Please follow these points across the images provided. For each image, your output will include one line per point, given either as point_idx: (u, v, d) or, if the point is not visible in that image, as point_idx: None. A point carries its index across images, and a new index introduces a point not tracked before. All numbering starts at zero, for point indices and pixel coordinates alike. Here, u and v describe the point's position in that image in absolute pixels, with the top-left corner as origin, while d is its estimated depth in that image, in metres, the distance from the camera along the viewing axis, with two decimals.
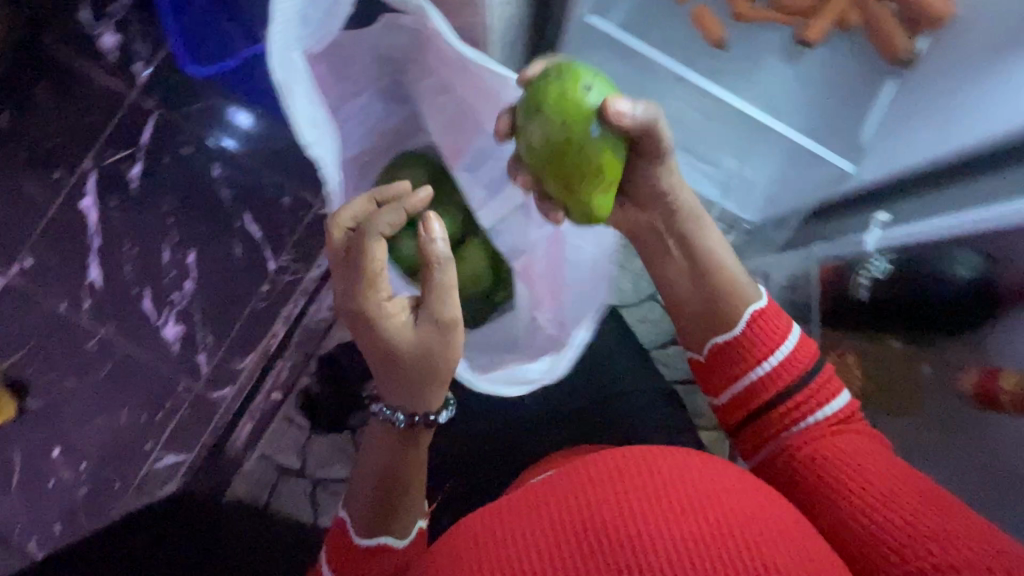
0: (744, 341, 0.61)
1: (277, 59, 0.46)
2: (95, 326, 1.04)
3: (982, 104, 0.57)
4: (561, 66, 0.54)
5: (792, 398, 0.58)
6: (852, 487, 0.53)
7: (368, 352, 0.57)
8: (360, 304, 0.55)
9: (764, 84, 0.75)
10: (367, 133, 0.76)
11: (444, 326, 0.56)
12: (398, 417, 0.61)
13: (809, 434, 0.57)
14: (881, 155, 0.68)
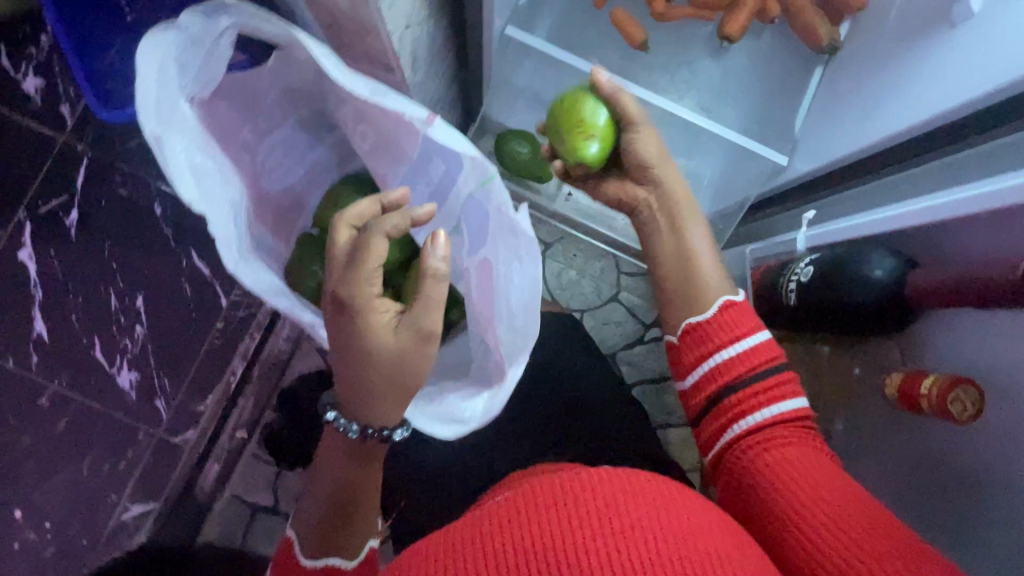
0: (711, 324, 0.61)
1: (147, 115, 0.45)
2: (46, 381, 1.00)
3: (904, 89, 0.56)
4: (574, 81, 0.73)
5: (751, 388, 0.57)
6: (793, 493, 0.50)
7: (344, 347, 0.55)
8: (351, 288, 0.53)
9: (694, 81, 0.74)
10: (296, 165, 0.74)
11: (423, 338, 0.54)
12: (351, 428, 0.58)
13: (761, 424, 0.56)
14: (813, 146, 0.67)
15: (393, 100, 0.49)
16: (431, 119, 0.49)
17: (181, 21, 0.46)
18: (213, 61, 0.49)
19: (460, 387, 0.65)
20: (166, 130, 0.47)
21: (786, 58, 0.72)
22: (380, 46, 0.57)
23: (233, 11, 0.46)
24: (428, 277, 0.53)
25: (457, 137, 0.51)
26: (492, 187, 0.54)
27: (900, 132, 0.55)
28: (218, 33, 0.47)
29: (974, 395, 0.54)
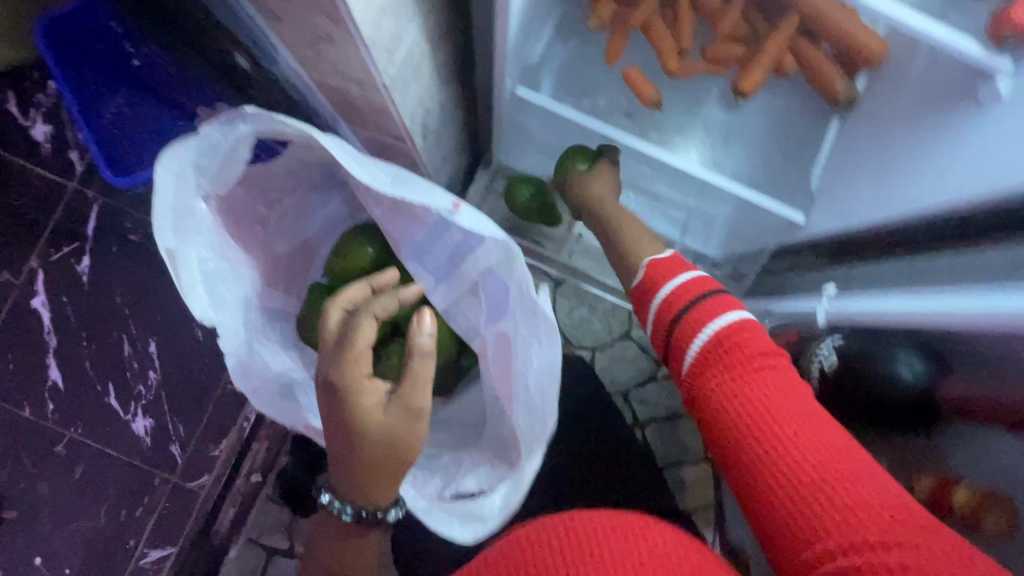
0: (648, 275, 0.60)
1: (165, 226, 0.46)
2: (62, 429, 1.01)
3: (913, 166, 0.54)
4: None
5: (693, 307, 0.54)
6: (757, 419, 0.45)
7: (334, 430, 0.52)
8: (339, 372, 0.50)
9: (702, 133, 0.73)
10: (307, 225, 0.74)
11: (415, 418, 0.51)
12: (345, 510, 0.54)
13: (710, 338, 0.51)
14: (827, 207, 0.66)
15: (416, 196, 0.48)
16: (456, 208, 0.49)
17: (201, 131, 0.45)
18: (231, 163, 0.49)
19: (476, 463, 0.64)
20: (180, 241, 0.47)
21: (802, 110, 0.71)
22: (390, 123, 0.56)
23: (249, 118, 0.45)
24: (418, 356, 0.51)
25: (481, 222, 0.50)
26: (515, 266, 0.56)
27: (902, 213, 0.53)
28: (236, 140, 0.47)
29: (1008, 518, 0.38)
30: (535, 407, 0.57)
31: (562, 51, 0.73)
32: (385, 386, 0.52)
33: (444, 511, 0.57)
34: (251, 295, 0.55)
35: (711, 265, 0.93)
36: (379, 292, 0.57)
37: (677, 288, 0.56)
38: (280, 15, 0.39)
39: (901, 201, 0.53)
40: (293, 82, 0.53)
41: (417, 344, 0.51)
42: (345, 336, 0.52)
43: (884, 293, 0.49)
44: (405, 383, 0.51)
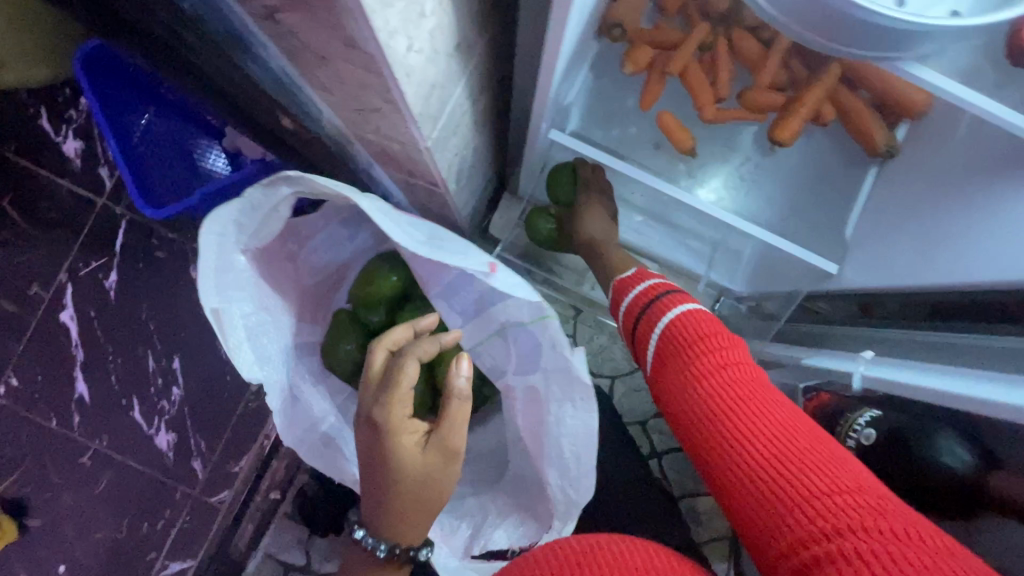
0: (622, 287, 0.68)
1: (209, 289, 0.46)
2: (87, 441, 1.02)
3: (959, 232, 0.53)
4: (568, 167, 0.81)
5: (654, 308, 0.61)
6: (720, 402, 0.49)
7: (371, 467, 0.52)
8: (381, 413, 0.51)
9: (734, 173, 0.72)
10: (335, 257, 0.74)
11: (451, 459, 0.52)
12: (379, 547, 0.54)
13: (667, 330, 0.57)
14: (862, 258, 0.65)
15: (453, 259, 0.47)
16: (493, 271, 0.49)
17: (246, 192, 0.46)
18: (271, 220, 0.49)
19: (503, 512, 0.63)
20: (224, 301, 0.48)
21: (836, 156, 0.70)
22: (425, 172, 0.56)
23: (293, 182, 0.45)
24: (456, 400, 0.51)
25: (518, 282, 0.51)
26: (548, 324, 0.57)
27: (948, 281, 0.52)
28: (278, 201, 0.47)
29: None
30: (567, 469, 0.58)
31: (595, 91, 0.73)
32: (424, 428, 0.52)
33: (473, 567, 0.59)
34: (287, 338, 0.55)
35: (734, 298, 0.95)
36: (420, 334, 0.57)
37: (639, 294, 0.64)
38: (331, 88, 0.40)
39: (947, 267, 0.52)
40: (333, 135, 0.53)
41: (457, 388, 0.51)
42: (388, 376, 0.52)
43: (924, 368, 0.48)
44: (444, 425, 0.52)
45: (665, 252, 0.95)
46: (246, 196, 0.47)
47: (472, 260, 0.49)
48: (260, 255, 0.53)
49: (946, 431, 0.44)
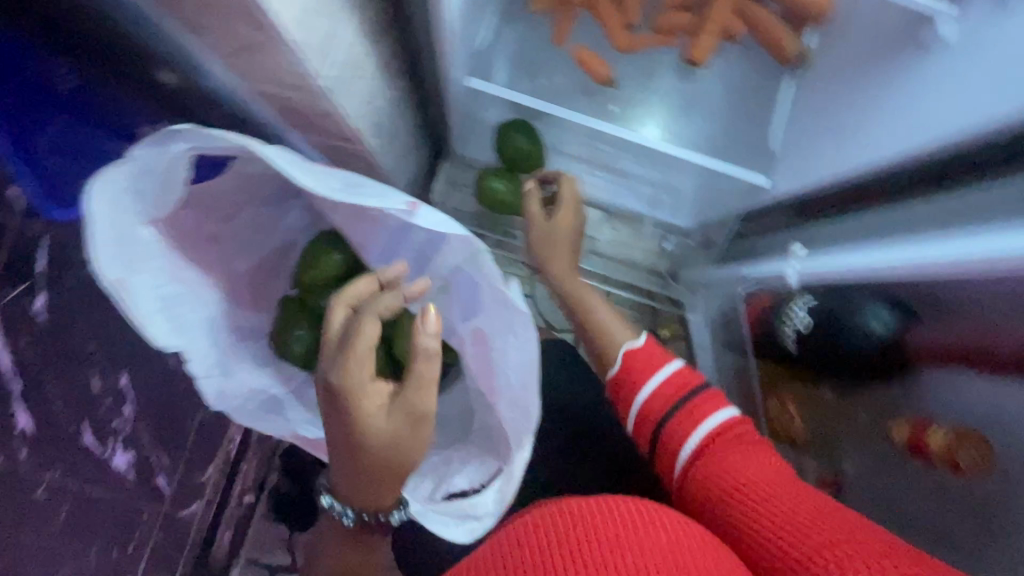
0: (622, 377, 0.58)
1: (109, 260, 0.44)
2: (36, 476, 0.81)
3: (869, 120, 0.54)
4: (512, 122, 0.79)
5: (681, 412, 0.53)
6: (739, 493, 0.45)
7: (337, 436, 0.48)
8: (337, 375, 0.45)
9: (658, 104, 0.74)
10: (263, 240, 0.70)
11: (417, 420, 0.47)
12: (346, 513, 0.53)
13: (703, 445, 0.50)
14: (790, 169, 0.66)
15: (371, 200, 0.46)
16: (414, 208, 0.47)
17: (129, 153, 0.42)
18: (170, 183, 0.47)
19: (465, 461, 0.62)
20: (128, 269, 0.46)
21: (752, 75, 0.72)
22: (334, 128, 0.53)
23: (184, 136, 0.41)
24: (421, 359, 0.46)
25: (444, 219, 0.48)
26: (482, 262, 0.53)
27: (859, 170, 0.53)
28: (175, 162, 0.45)
29: (987, 448, 0.39)
30: (518, 400, 0.52)
31: (507, 36, 0.73)
32: (387, 389, 0.47)
33: (434, 510, 0.49)
34: (206, 290, 0.53)
35: (680, 235, 0.95)
36: (383, 286, 0.52)
37: (658, 390, 0.55)
38: (204, 27, 0.37)
39: (858, 155, 0.54)
40: (231, 92, 0.49)
41: (421, 347, 0.45)
42: (345, 341, 0.46)
43: (853, 250, 0.49)
44: (408, 387, 0.46)
45: (609, 196, 0.94)
46: (131, 157, 0.43)
47: (391, 202, 0.46)
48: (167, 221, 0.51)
49: (873, 300, 0.46)
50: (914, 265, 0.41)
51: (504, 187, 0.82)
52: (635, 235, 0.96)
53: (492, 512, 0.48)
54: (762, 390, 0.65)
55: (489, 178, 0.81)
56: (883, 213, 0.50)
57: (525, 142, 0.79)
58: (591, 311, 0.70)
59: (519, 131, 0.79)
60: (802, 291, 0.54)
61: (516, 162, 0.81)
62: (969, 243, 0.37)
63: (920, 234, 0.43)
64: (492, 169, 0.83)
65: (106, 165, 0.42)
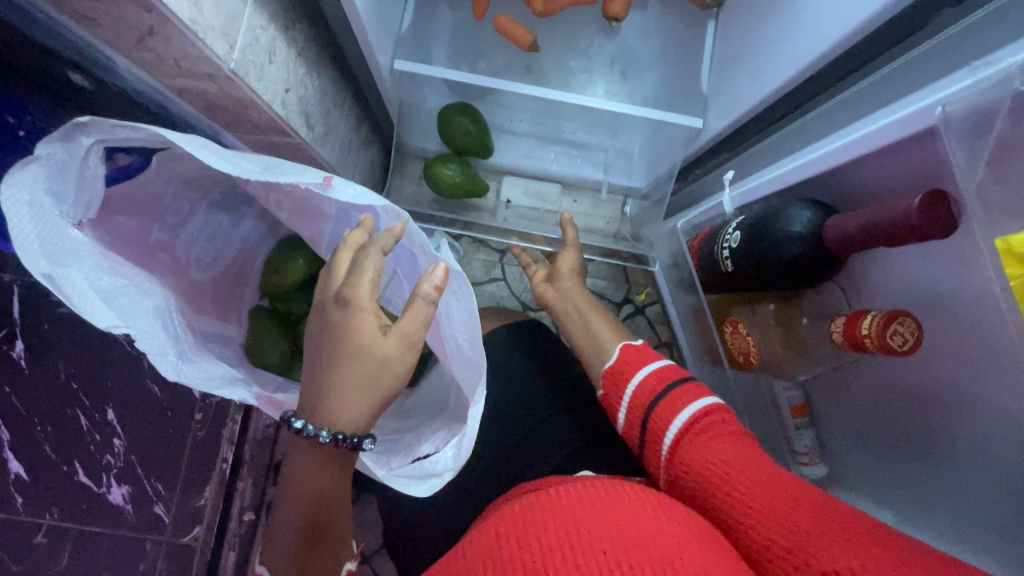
0: (615, 369, 0.59)
1: (36, 255, 0.42)
2: (40, 518, 0.93)
3: (784, 41, 0.56)
4: (451, 106, 0.80)
5: (670, 391, 0.53)
6: (725, 485, 0.45)
7: (326, 348, 0.47)
8: (349, 288, 0.47)
9: (591, 65, 0.77)
10: (222, 247, 0.70)
11: (411, 349, 0.48)
12: (321, 433, 0.47)
13: (693, 419, 0.51)
14: (721, 102, 0.68)
15: (284, 176, 0.47)
16: (329, 182, 0.48)
17: (44, 152, 0.43)
18: (90, 182, 0.46)
19: (435, 430, 0.60)
20: (60, 266, 0.43)
21: (674, 24, 0.76)
22: (264, 117, 0.54)
23: (90, 129, 0.43)
24: (422, 299, 0.47)
25: (362, 191, 0.49)
26: (411, 232, 0.54)
27: (782, 85, 0.56)
28: (84, 155, 0.44)
29: (916, 326, 0.40)
30: (468, 356, 0.53)
31: (428, 19, 0.75)
32: (386, 317, 0.48)
33: (397, 474, 0.51)
34: (149, 296, 0.50)
35: (640, 197, 0.93)
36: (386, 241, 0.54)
37: (652, 373, 0.56)
38: (95, 19, 0.40)
39: (784, 69, 0.55)
40: (161, 92, 0.52)
41: (423, 292, 0.48)
42: (356, 262, 0.48)
43: (785, 161, 0.51)
44: (410, 316, 0.47)
45: (561, 167, 0.93)
46: (43, 156, 0.43)
47: (314, 176, 0.48)
48: (97, 228, 0.50)
49: (793, 203, 0.48)
50: (854, 151, 0.43)
51: (456, 170, 0.83)
52: (596, 204, 0.95)
53: (453, 466, 0.51)
54: (717, 319, 0.67)
55: (439, 163, 0.82)
56: (817, 123, 0.52)
57: (472, 126, 0.79)
58: (592, 320, 0.68)
59: (461, 113, 0.79)
60: (736, 216, 0.55)
61: (465, 145, 0.82)
62: (890, 115, 0.40)
63: (852, 125, 0.45)
64: (441, 155, 0.84)
65: (16, 164, 0.42)
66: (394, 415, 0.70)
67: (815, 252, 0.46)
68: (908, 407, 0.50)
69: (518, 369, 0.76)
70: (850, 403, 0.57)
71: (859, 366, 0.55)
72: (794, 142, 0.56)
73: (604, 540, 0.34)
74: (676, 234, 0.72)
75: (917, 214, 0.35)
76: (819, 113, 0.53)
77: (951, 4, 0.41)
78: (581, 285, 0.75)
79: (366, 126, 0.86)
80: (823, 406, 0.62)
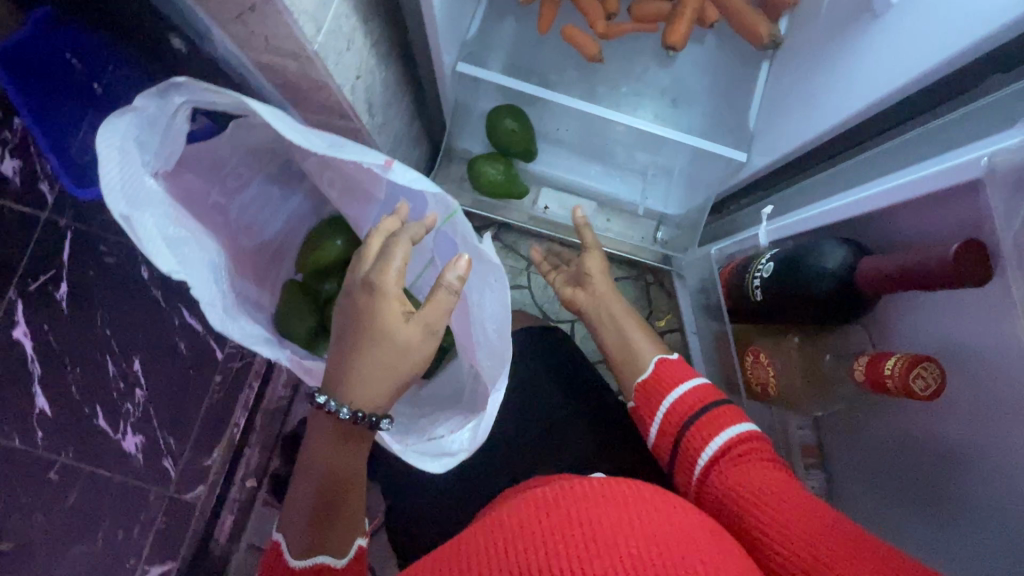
0: (653, 379, 0.61)
1: (118, 194, 0.46)
2: (56, 455, 0.96)
3: (836, 87, 0.58)
4: (500, 107, 0.83)
5: (706, 415, 0.55)
6: (752, 502, 0.47)
7: (352, 330, 0.49)
8: (376, 274, 0.49)
9: (644, 90, 0.80)
10: (270, 219, 0.74)
11: (432, 336, 0.50)
12: (342, 410, 0.49)
13: (733, 441, 0.53)
14: (766, 141, 0.70)
15: (348, 155, 0.49)
16: (389, 165, 0.50)
17: (137, 104, 0.47)
18: (172, 135, 0.50)
19: (450, 417, 0.62)
20: (135, 207, 0.47)
21: (727, 61, 0.79)
22: (332, 100, 0.58)
23: (183, 89, 0.46)
24: (444, 289, 0.49)
25: (417, 178, 0.51)
26: (456, 222, 0.56)
27: (826, 130, 0.58)
28: (173, 112, 0.48)
29: (938, 372, 0.41)
30: (494, 348, 0.56)
31: (493, 29, 0.79)
32: (410, 304, 0.50)
33: (412, 449, 0.53)
34: (208, 246, 0.54)
35: (674, 225, 0.94)
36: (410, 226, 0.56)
37: (692, 389, 0.58)
38: None
39: (834, 113, 0.57)
40: (242, 65, 0.56)
41: (446, 281, 0.50)
42: (385, 249, 0.50)
43: (824, 202, 0.52)
44: (430, 305, 0.49)
45: (600, 186, 0.95)
46: (137, 108, 0.47)
47: (375, 159, 0.50)
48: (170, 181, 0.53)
49: (829, 242, 0.49)
50: (895, 199, 0.44)
51: (500, 170, 0.86)
52: (632, 222, 0.96)
53: (467, 447, 0.53)
54: (739, 346, 0.68)
55: (486, 161, 0.85)
56: (862, 170, 0.54)
57: (517, 126, 0.82)
58: (630, 335, 0.69)
59: (509, 116, 0.82)
60: (770, 249, 0.57)
61: (511, 147, 0.85)
62: (936, 165, 0.42)
63: (902, 171, 0.46)
64: (487, 154, 0.87)
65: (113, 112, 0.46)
66: (408, 402, 0.71)
67: (848, 289, 0.47)
68: (919, 461, 0.51)
69: (535, 371, 0.77)
70: (862, 447, 0.59)
71: (875, 411, 0.56)
72: (837, 185, 0.57)
73: (618, 529, 0.36)
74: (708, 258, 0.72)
75: (949, 268, 0.36)
76: (864, 161, 0.54)
77: (1008, 69, 0.43)
78: (614, 293, 0.74)
79: (418, 123, 0.90)
80: (837, 453, 0.63)
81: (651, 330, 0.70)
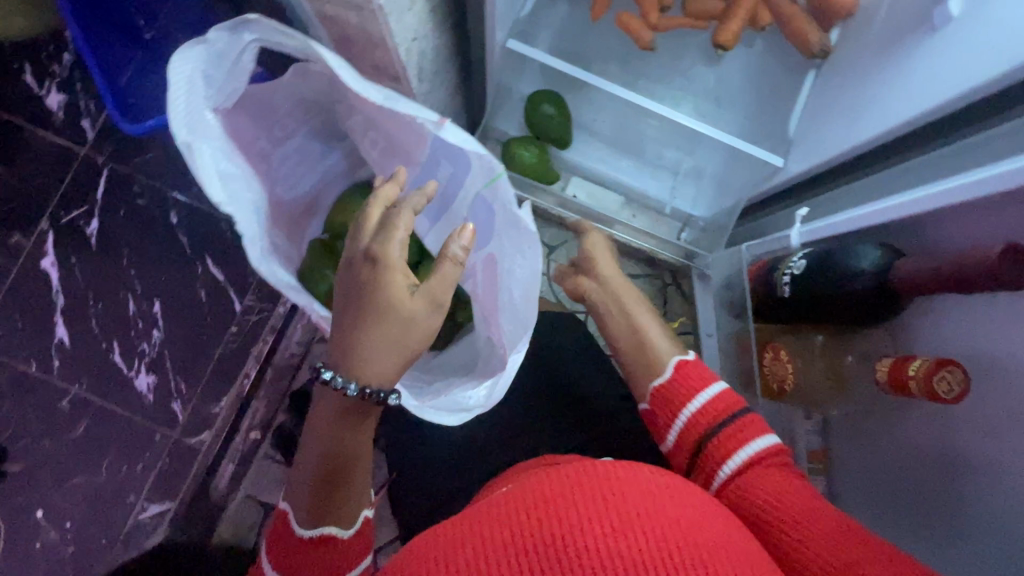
0: (672, 382, 0.60)
1: (181, 124, 0.47)
2: (70, 385, 0.99)
3: (884, 98, 0.58)
4: (540, 94, 0.84)
5: (728, 429, 0.55)
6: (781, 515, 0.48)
7: (355, 303, 0.48)
8: (379, 246, 0.48)
9: (687, 88, 0.81)
10: (307, 174, 0.75)
11: (437, 310, 0.49)
12: (349, 386, 0.49)
13: (757, 456, 0.53)
14: (806, 148, 0.71)
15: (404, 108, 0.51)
16: (442, 122, 0.51)
17: (210, 37, 0.48)
18: (236, 74, 0.51)
19: (466, 381, 0.63)
20: (194, 137, 0.48)
21: (774, 66, 0.79)
22: (387, 59, 0.59)
23: (254, 27, 0.47)
24: (449, 261, 0.49)
25: (467, 138, 0.53)
26: (499, 186, 0.57)
27: (870, 139, 0.58)
28: (241, 50, 0.49)
29: (961, 378, 0.42)
30: (519, 313, 0.57)
31: (545, 11, 0.80)
32: (413, 277, 0.49)
33: (429, 406, 0.54)
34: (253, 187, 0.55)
35: (698, 228, 0.93)
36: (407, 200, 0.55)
37: (713, 399, 0.57)
38: None
39: (880, 123, 0.57)
40: (304, 15, 0.57)
41: (451, 252, 0.50)
42: (387, 220, 0.49)
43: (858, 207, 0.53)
44: (434, 277, 0.49)
45: (632, 179, 0.95)
46: (209, 41, 0.48)
47: (430, 118, 0.51)
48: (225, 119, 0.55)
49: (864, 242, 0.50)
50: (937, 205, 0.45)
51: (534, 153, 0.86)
52: (655, 221, 0.96)
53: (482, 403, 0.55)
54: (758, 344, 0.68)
55: (521, 144, 0.85)
56: (903, 180, 0.54)
57: (554, 112, 0.84)
58: (646, 329, 0.68)
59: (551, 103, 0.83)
60: (801, 249, 0.57)
61: (548, 132, 0.86)
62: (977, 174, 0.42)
63: (941, 183, 0.47)
64: (522, 137, 0.87)
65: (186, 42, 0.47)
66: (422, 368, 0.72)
67: (880, 291, 0.48)
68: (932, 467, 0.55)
69: (551, 352, 0.78)
70: (875, 450, 0.63)
71: (892, 416, 0.59)
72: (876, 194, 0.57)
73: (643, 506, 0.36)
74: (735, 256, 0.73)
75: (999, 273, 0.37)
76: (906, 172, 0.55)
77: None
78: (627, 285, 0.74)
79: (459, 98, 0.90)
80: (850, 459, 0.67)
81: (665, 326, 0.69)
